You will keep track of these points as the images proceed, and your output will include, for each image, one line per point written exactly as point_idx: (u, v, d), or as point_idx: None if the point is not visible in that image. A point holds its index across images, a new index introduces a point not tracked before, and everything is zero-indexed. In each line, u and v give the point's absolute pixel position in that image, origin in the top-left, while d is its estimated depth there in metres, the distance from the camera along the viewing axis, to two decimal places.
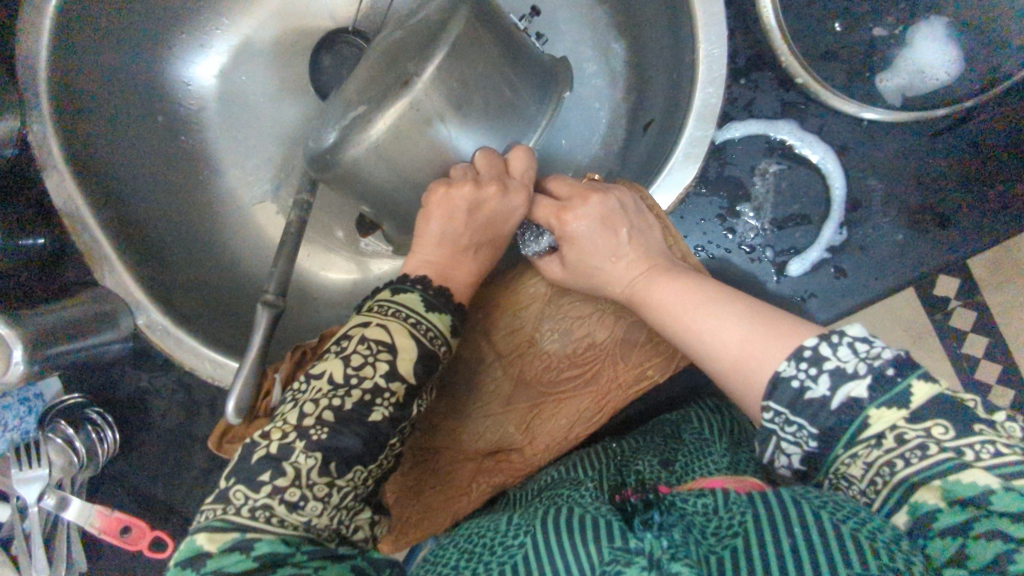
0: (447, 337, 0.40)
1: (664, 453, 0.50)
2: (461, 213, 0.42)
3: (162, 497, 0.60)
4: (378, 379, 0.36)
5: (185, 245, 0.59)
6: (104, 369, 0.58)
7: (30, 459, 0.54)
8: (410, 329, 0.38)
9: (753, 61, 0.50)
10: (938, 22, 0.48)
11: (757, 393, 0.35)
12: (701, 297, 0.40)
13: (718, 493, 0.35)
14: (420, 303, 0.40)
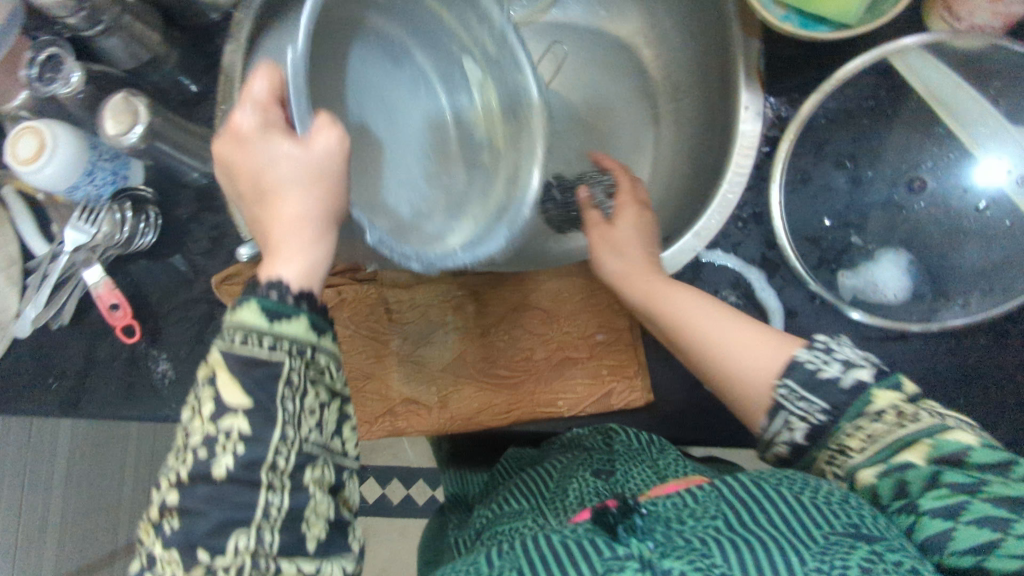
0: (287, 336, 0.38)
1: (593, 463, 0.55)
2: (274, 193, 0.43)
3: (153, 302, 0.71)
4: (206, 427, 0.37)
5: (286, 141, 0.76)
6: (178, 187, 0.72)
7: (89, 216, 0.67)
8: (231, 346, 0.37)
9: (755, 214, 0.60)
10: (903, 257, 0.58)
11: (774, 371, 0.46)
12: (716, 311, 0.52)
13: (685, 493, 0.42)
14: (245, 308, 0.38)
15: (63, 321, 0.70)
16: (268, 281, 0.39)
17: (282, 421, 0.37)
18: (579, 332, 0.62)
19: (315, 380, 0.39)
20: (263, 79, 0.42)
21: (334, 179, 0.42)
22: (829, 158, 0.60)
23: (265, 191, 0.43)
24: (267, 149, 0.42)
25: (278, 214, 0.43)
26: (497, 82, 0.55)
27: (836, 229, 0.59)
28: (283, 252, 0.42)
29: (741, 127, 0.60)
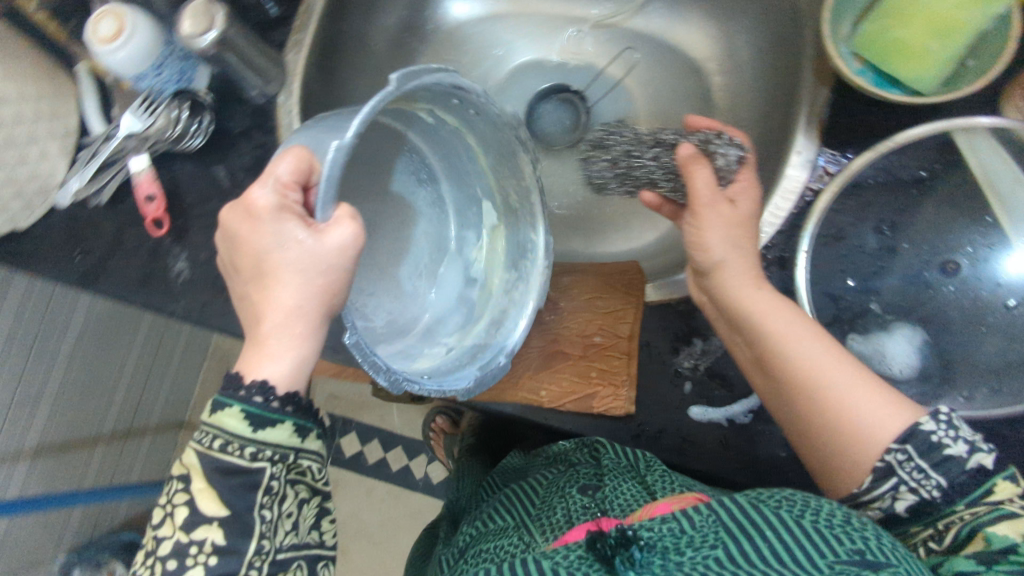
0: (268, 444, 0.44)
1: (579, 479, 0.54)
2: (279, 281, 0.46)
3: (187, 203, 0.73)
4: (178, 537, 0.43)
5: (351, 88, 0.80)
6: (237, 100, 0.74)
7: (148, 108, 0.70)
8: (215, 450, 0.43)
9: (780, 258, 0.60)
10: (918, 337, 0.56)
11: (884, 439, 0.45)
12: (817, 336, 0.50)
13: (682, 517, 0.43)
14: (230, 412, 0.43)
15: (102, 199, 0.73)
16: (251, 384, 0.44)
17: (257, 534, 0.43)
18: (577, 329, 0.63)
19: (294, 479, 0.46)
20: (287, 163, 0.46)
21: (337, 275, 0.46)
22: (869, 221, 0.59)
23: (264, 279, 0.47)
24: (281, 234, 0.45)
25: (273, 302, 0.46)
26: (508, 230, 0.67)
27: (856, 292, 0.59)
28: (268, 348, 0.46)
29: (787, 170, 0.61)
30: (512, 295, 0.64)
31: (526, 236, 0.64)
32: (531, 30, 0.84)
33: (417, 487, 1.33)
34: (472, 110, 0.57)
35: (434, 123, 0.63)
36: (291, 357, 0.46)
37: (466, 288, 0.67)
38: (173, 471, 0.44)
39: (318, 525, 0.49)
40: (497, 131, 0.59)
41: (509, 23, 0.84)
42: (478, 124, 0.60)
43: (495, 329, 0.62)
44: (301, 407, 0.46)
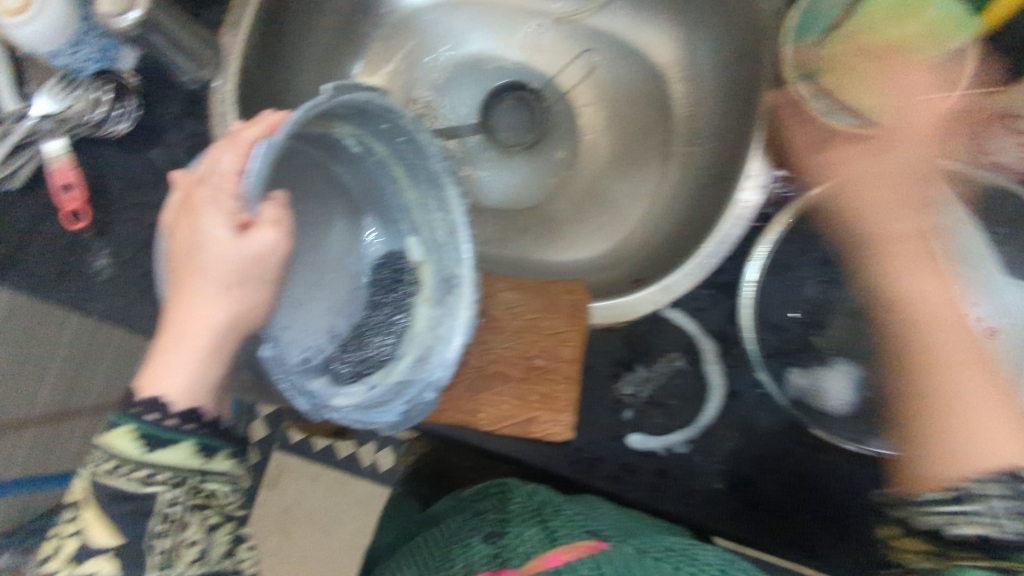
0: (166, 467, 0.39)
1: (489, 533, 0.55)
2: (189, 288, 0.43)
3: (113, 196, 0.68)
4: (64, 573, 0.37)
5: (302, 80, 0.75)
6: (169, 87, 0.69)
7: (65, 87, 0.64)
8: (101, 477, 0.38)
9: (724, 284, 0.60)
10: (854, 372, 0.56)
11: (983, 463, 0.43)
12: (988, 385, 0.46)
13: (568, 572, 0.45)
14: (122, 433, 0.39)
15: (14, 185, 0.66)
16: (144, 400, 0.41)
17: (153, 564, 0.39)
18: (520, 350, 0.60)
19: (199, 506, 0.41)
20: (230, 155, 0.43)
21: (258, 280, 0.44)
22: (816, 255, 0.58)
23: (184, 282, 0.44)
24: (208, 231, 0.43)
25: (190, 312, 0.43)
26: (436, 264, 0.59)
27: (799, 325, 0.58)
28: (171, 361, 0.42)
29: (739, 195, 0.59)
30: (438, 330, 0.57)
31: (453, 267, 0.57)
32: (488, 22, 0.80)
33: (364, 474, 1.31)
34: (401, 137, 0.54)
35: (360, 151, 0.56)
36: (194, 368, 0.43)
37: (387, 321, 0.60)
38: (68, 498, 0.40)
39: (235, 553, 0.44)
40: (424, 161, 0.56)
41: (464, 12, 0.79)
42: (407, 153, 0.56)
43: (420, 365, 0.57)
44: (205, 426, 0.42)
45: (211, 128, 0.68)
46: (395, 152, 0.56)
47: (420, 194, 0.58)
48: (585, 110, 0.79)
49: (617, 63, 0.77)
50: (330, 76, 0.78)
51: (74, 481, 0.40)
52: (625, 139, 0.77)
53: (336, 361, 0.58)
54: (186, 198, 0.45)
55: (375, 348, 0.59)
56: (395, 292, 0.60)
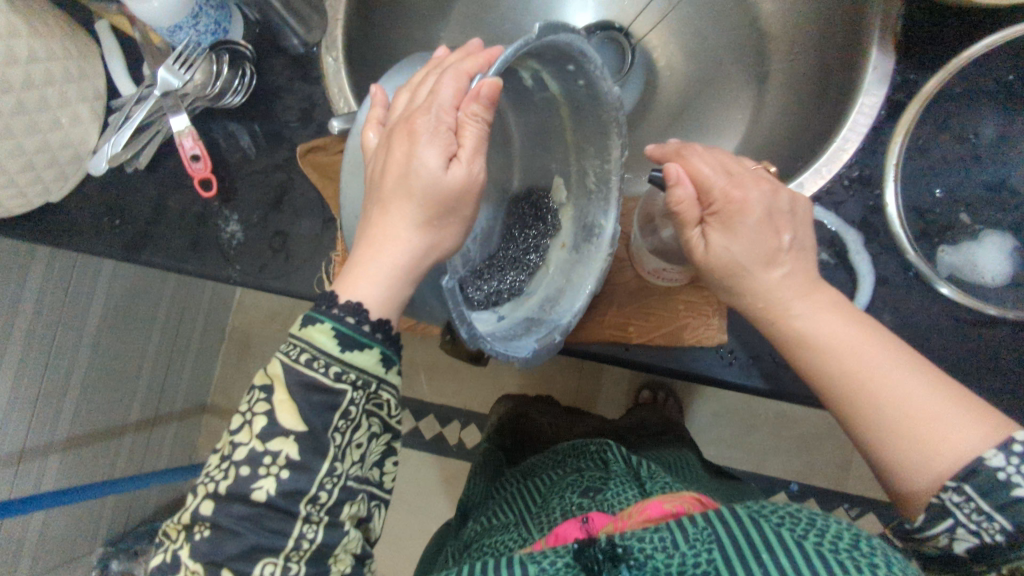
0: (359, 374, 0.42)
1: (583, 485, 0.58)
2: (396, 213, 0.43)
3: (229, 161, 0.69)
4: (254, 445, 0.41)
5: (399, 42, 0.77)
6: (274, 51, 0.70)
7: (186, 63, 0.65)
8: (300, 365, 0.41)
9: (860, 177, 0.60)
10: (1009, 242, 0.57)
11: None
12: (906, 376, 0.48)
13: (676, 530, 0.43)
14: (319, 331, 0.42)
15: (138, 166, 0.69)
16: (346, 304, 0.43)
17: (330, 455, 0.42)
18: None
19: (371, 411, 0.44)
20: (451, 85, 0.42)
21: (455, 211, 0.44)
22: (953, 133, 0.58)
23: (385, 202, 0.44)
24: (418, 158, 0.42)
25: (389, 234, 0.44)
26: (576, 212, 0.62)
27: (945, 204, 0.58)
28: (368, 272, 0.44)
29: (864, 87, 0.59)
30: (572, 275, 0.60)
31: (596, 216, 0.60)
32: None
33: (455, 452, 1.32)
34: (583, 80, 0.53)
35: (531, 84, 0.57)
36: (398, 269, 0.44)
37: (523, 255, 0.63)
38: (258, 379, 0.43)
39: (382, 464, 0.47)
40: (598, 107, 0.55)
41: None
42: (581, 99, 0.56)
43: (550, 306, 0.59)
44: (388, 338, 0.44)
45: (324, 87, 0.69)
46: (567, 95, 0.56)
47: (577, 140, 0.60)
48: (670, 49, 0.82)
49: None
50: (420, 39, 0.79)
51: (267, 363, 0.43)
52: (711, 70, 0.80)
53: (471, 286, 0.59)
54: (395, 123, 0.44)
55: (504, 281, 0.61)
56: (535, 229, 0.63)
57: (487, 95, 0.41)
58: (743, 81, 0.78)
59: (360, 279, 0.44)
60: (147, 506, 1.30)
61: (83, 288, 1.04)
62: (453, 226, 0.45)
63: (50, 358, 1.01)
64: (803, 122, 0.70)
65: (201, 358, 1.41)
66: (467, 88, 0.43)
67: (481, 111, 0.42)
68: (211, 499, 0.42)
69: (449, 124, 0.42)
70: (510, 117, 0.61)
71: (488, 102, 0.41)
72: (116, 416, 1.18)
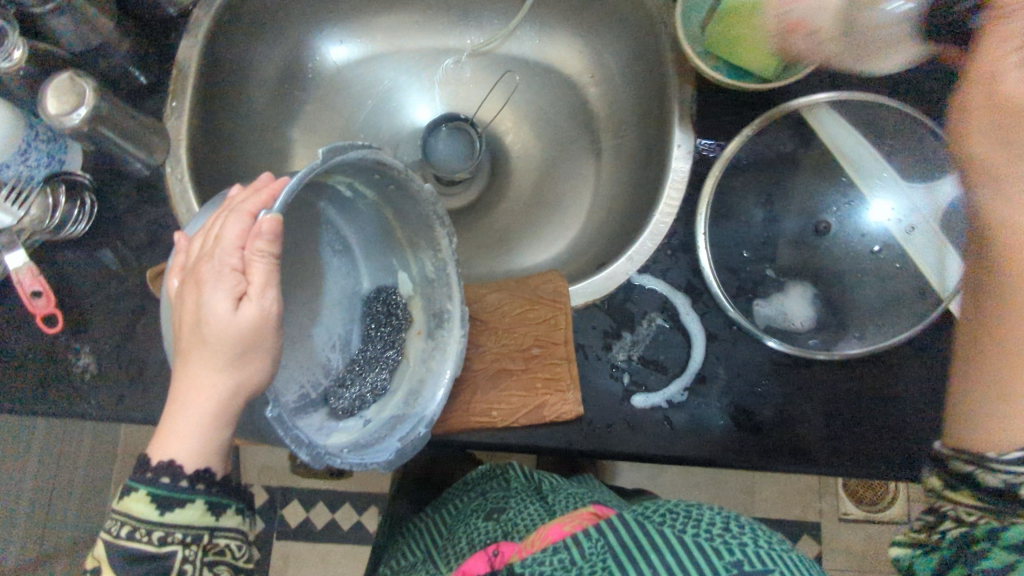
0: (185, 530, 0.43)
1: (487, 509, 0.59)
2: (198, 361, 0.42)
3: (77, 291, 0.68)
4: None
5: (248, 154, 0.79)
6: (115, 178, 0.70)
7: (18, 198, 0.63)
8: (122, 541, 0.42)
9: (683, 244, 0.66)
10: (807, 292, 0.64)
11: None
12: None
13: (571, 547, 0.47)
14: (137, 500, 0.43)
15: None
16: (158, 465, 0.43)
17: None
18: (516, 344, 0.65)
19: (211, 561, 0.44)
20: (233, 226, 0.42)
21: (257, 349, 0.43)
22: (750, 199, 0.66)
23: (187, 351, 0.43)
24: (207, 303, 0.42)
25: (193, 382, 0.43)
26: (424, 301, 0.65)
27: (753, 262, 0.65)
28: (177, 425, 0.43)
29: (672, 162, 0.66)
30: (431, 364, 0.62)
31: (443, 303, 0.62)
32: (409, 66, 0.86)
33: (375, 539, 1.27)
34: (392, 184, 0.57)
35: (351, 195, 0.61)
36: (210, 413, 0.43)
37: (381, 350, 0.64)
38: (88, 562, 0.43)
39: None
40: (415, 205, 0.59)
41: (390, 62, 0.85)
42: (400, 201, 0.60)
43: (414, 400, 0.60)
44: (216, 485, 0.45)
45: (171, 207, 0.70)
46: (388, 199, 0.61)
47: (409, 238, 0.64)
48: (516, 131, 0.87)
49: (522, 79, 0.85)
50: (270, 146, 0.81)
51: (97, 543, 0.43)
52: (555, 148, 0.85)
53: (333, 396, 0.60)
54: (190, 270, 0.44)
55: (368, 383, 0.62)
56: (389, 325, 0.64)
57: (268, 231, 0.40)
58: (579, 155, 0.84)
59: (172, 438, 0.43)
60: None
61: None
62: (262, 365, 0.44)
63: None
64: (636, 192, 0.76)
65: None
66: (249, 226, 0.42)
67: (262, 249, 0.41)
68: None
69: (235, 264, 0.42)
70: (350, 227, 0.63)
71: (270, 239, 0.41)
72: None
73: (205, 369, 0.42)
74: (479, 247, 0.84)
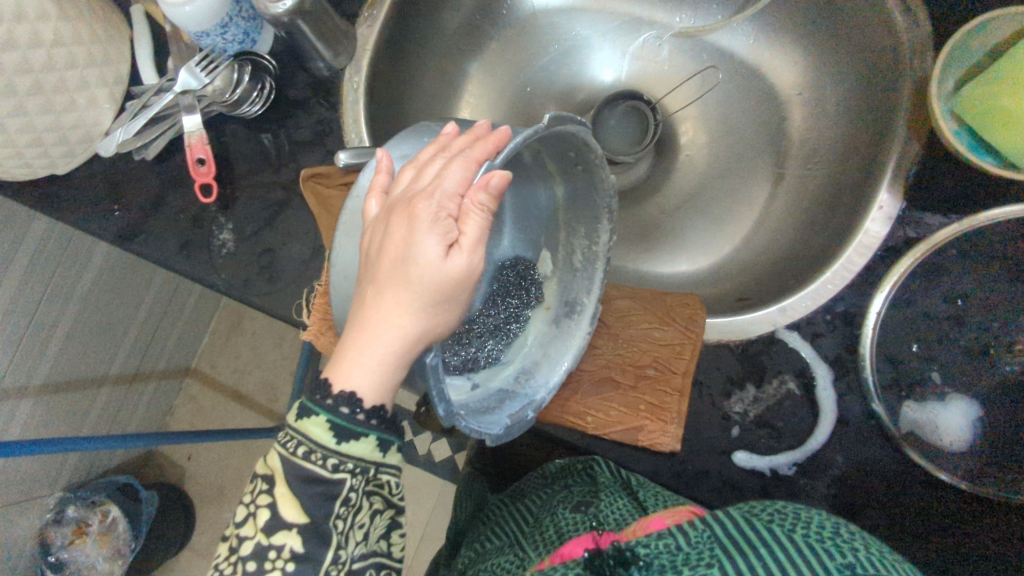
0: (356, 459, 0.40)
1: (575, 500, 0.58)
2: (391, 298, 0.39)
3: (235, 169, 0.69)
4: (259, 539, 0.40)
5: (423, 80, 0.77)
6: (297, 70, 0.71)
7: (209, 66, 0.66)
8: (297, 459, 0.39)
9: (845, 314, 0.60)
10: (973, 412, 0.58)
11: None
12: None
13: (677, 535, 0.47)
14: (315, 424, 0.40)
15: (146, 156, 0.69)
16: (338, 393, 0.40)
17: (334, 544, 0.40)
18: (631, 358, 0.63)
19: (371, 491, 0.43)
20: (458, 170, 0.40)
21: (450, 300, 0.41)
22: (939, 292, 0.59)
23: (380, 285, 0.40)
24: (419, 243, 0.39)
25: (382, 320, 0.39)
26: (560, 286, 0.63)
27: (919, 359, 0.60)
28: (361, 359, 0.40)
29: (867, 224, 0.60)
30: (550, 348, 0.61)
31: (578, 293, 0.61)
32: (606, 30, 0.81)
33: (419, 461, 1.26)
34: (581, 166, 0.55)
35: (530, 160, 0.59)
36: (397, 363, 0.40)
37: (504, 321, 0.63)
38: (259, 470, 0.41)
39: (388, 536, 0.45)
40: (592, 193, 0.57)
41: (587, 18, 0.80)
42: (576, 183, 0.58)
43: (524, 379, 0.59)
44: (384, 422, 0.41)
45: (340, 114, 0.70)
46: (565, 177, 0.59)
47: (569, 219, 0.62)
48: (695, 128, 0.81)
49: (723, 77, 0.78)
50: (445, 73, 0.79)
51: (263, 458, 0.42)
52: (729, 159, 0.78)
53: (449, 350, 0.59)
54: (395, 202, 0.40)
55: (482, 348, 0.61)
56: (517, 297, 0.63)
57: (495, 186, 0.40)
58: (754, 174, 0.77)
59: (353, 372, 0.40)
60: (112, 457, 1.32)
61: (84, 242, 1.05)
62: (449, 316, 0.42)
63: (42, 306, 1.03)
64: (806, 237, 0.69)
65: (191, 323, 1.42)
66: (474, 175, 0.40)
67: (485, 202, 0.40)
68: None
69: (452, 211, 0.40)
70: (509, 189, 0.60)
71: (495, 194, 0.40)
72: (99, 367, 1.21)
73: (396, 307, 0.39)
74: (624, 241, 0.80)
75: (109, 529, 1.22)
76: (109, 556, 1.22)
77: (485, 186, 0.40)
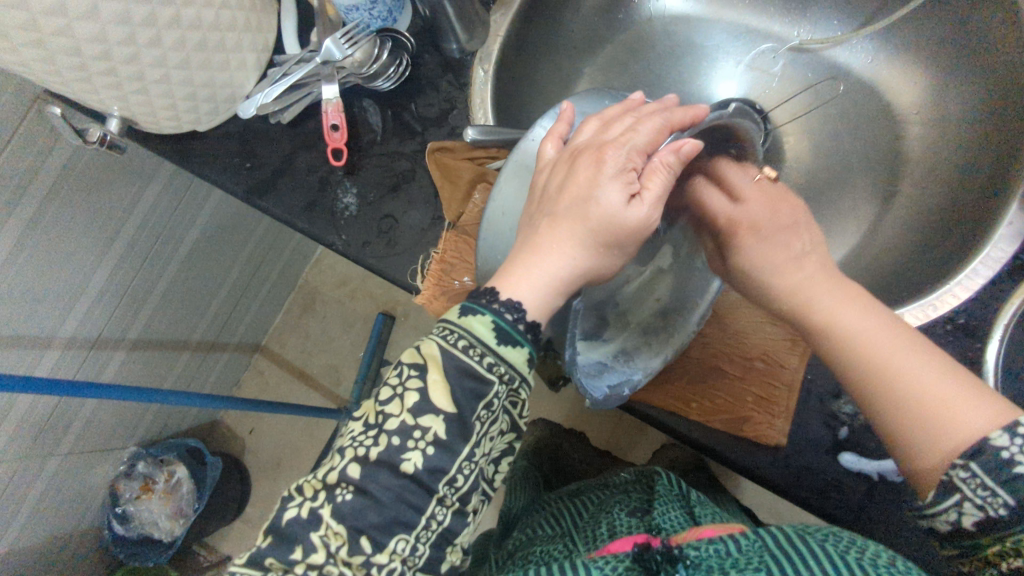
0: (511, 368, 0.44)
1: (629, 506, 0.60)
2: (568, 230, 0.45)
3: (361, 137, 0.73)
4: (405, 418, 0.42)
5: (545, 74, 0.81)
6: (429, 52, 0.75)
7: (350, 40, 0.68)
8: (457, 351, 0.43)
9: (967, 325, 0.61)
10: None
11: None
12: None
13: (728, 541, 0.47)
14: (481, 321, 0.43)
15: (282, 120, 0.73)
16: (507, 301, 0.44)
17: (472, 440, 0.43)
18: (740, 350, 0.64)
19: (507, 407, 0.45)
20: (648, 132, 0.45)
21: (613, 245, 0.46)
22: None
23: (559, 216, 0.46)
24: (605, 186, 0.44)
25: (553, 246, 0.45)
26: (675, 279, 0.66)
27: None
28: (528, 276, 0.45)
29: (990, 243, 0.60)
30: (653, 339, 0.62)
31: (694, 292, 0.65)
32: (725, 38, 0.83)
33: None
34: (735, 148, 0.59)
35: None
36: (535, 304, 0.45)
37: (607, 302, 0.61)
38: (408, 356, 0.44)
39: (499, 462, 0.47)
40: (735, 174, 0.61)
41: (706, 27, 0.83)
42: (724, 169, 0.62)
43: (624, 360, 0.58)
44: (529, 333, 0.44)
45: (467, 95, 0.73)
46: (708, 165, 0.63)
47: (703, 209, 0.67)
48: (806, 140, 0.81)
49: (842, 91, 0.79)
50: (565, 69, 0.82)
51: (411, 346, 0.45)
52: (840, 173, 0.79)
53: None
54: (584, 148, 0.47)
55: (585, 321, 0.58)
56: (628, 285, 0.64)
57: (684, 153, 0.44)
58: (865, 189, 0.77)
59: (521, 285, 0.45)
60: (183, 420, 1.37)
61: (191, 208, 1.10)
62: (612, 260, 0.47)
63: (148, 262, 1.08)
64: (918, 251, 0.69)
65: (269, 298, 1.47)
66: (662, 140, 0.46)
67: (671, 163, 0.44)
68: (358, 462, 0.42)
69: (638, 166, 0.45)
70: None
71: (682, 159, 0.44)
72: (184, 330, 1.26)
73: (571, 239, 0.45)
74: None
75: (172, 488, 1.27)
76: (172, 515, 1.27)
77: (672, 152, 0.44)
